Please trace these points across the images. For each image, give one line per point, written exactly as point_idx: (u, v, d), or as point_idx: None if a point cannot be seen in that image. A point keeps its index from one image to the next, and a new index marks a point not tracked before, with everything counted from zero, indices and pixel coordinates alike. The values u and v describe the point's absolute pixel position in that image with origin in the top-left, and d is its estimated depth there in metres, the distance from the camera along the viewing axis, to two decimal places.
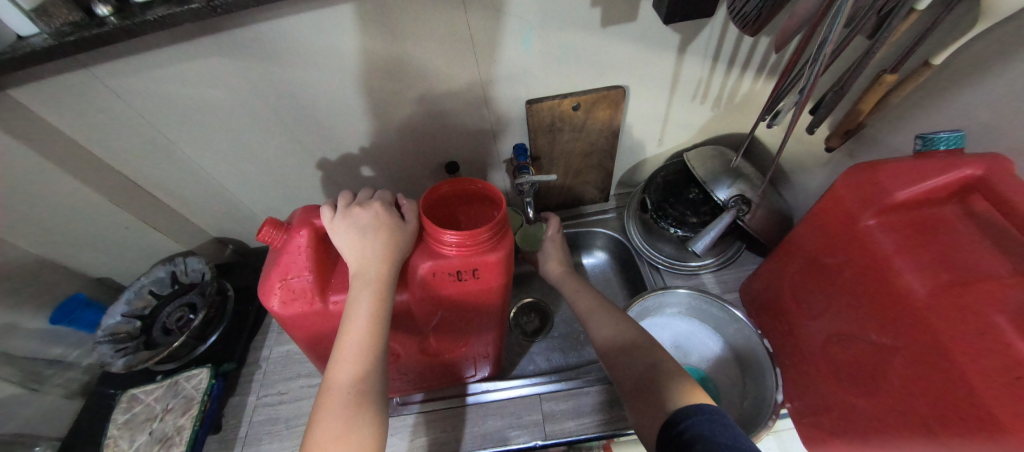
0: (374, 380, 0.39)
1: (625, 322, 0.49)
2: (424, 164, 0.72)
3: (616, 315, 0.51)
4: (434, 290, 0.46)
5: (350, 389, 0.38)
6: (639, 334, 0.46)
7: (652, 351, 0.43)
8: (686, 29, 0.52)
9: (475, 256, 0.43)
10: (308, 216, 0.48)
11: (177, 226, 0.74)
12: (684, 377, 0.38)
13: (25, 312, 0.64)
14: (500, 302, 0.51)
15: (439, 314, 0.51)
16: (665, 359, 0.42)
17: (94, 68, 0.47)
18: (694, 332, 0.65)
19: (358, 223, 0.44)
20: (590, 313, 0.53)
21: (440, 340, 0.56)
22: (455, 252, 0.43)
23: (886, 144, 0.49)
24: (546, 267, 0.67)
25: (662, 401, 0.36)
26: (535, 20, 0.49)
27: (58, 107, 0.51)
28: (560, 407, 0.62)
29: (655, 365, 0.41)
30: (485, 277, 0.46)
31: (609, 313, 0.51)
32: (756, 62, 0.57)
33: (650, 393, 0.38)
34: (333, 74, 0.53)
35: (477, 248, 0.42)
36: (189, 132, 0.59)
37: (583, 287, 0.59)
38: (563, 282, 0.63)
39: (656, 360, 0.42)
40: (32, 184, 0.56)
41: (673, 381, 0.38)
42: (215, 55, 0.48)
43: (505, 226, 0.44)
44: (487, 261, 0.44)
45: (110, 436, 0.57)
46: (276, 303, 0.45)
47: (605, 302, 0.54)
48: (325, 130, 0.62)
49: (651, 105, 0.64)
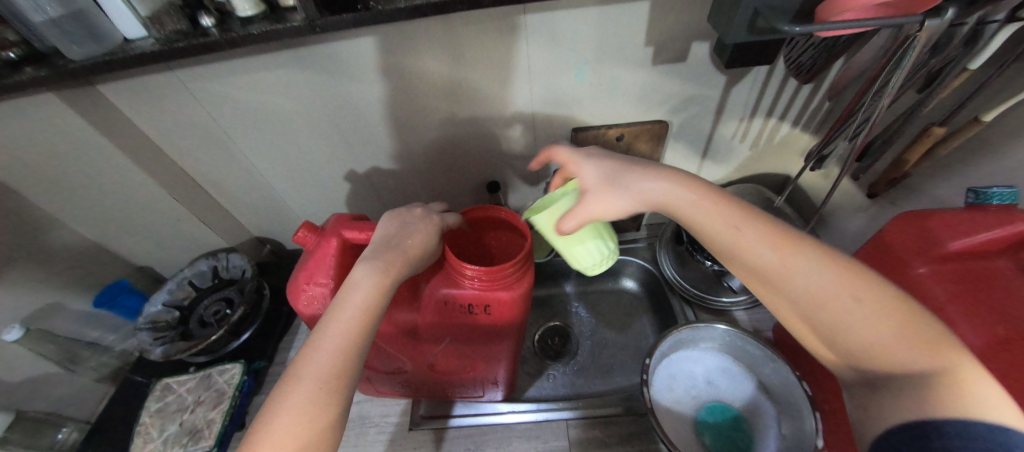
0: (347, 376, 0.31)
1: (849, 297, 0.28)
2: (464, 183, 0.74)
3: (842, 278, 0.29)
4: (446, 317, 0.47)
5: (322, 382, 0.30)
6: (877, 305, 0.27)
7: (899, 343, 0.26)
8: (732, 72, 0.55)
9: (490, 294, 0.43)
10: (342, 223, 0.47)
11: (225, 223, 0.77)
12: (954, 374, 0.24)
13: (70, 293, 0.67)
14: (512, 338, 0.50)
15: (447, 339, 0.50)
16: (916, 355, 0.25)
17: (180, 71, 0.51)
18: (730, 369, 0.58)
19: (406, 231, 0.42)
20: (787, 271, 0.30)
21: (447, 360, 0.53)
22: (472, 286, 0.43)
23: (931, 195, 0.49)
24: (619, 206, 0.37)
25: (890, 414, 0.25)
26: (590, 56, 0.53)
27: (139, 103, 0.55)
28: (587, 435, 0.60)
29: (899, 362, 0.26)
30: (498, 313, 0.46)
31: (827, 276, 0.29)
32: (798, 108, 0.59)
33: (878, 396, 0.27)
34: (394, 92, 0.56)
35: (493, 284, 0.42)
36: (250, 137, 0.62)
37: (742, 220, 0.33)
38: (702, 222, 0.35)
39: (911, 368, 0.25)
40: (105, 171, 0.60)
41: (930, 388, 0.24)
42: (292, 67, 0.52)
43: (527, 265, 0.44)
44: (501, 299, 0.43)
45: (142, 423, 0.57)
46: (302, 304, 0.47)
47: (808, 252, 0.30)
48: (374, 143, 0.65)
49: (691, 140, 0.66)
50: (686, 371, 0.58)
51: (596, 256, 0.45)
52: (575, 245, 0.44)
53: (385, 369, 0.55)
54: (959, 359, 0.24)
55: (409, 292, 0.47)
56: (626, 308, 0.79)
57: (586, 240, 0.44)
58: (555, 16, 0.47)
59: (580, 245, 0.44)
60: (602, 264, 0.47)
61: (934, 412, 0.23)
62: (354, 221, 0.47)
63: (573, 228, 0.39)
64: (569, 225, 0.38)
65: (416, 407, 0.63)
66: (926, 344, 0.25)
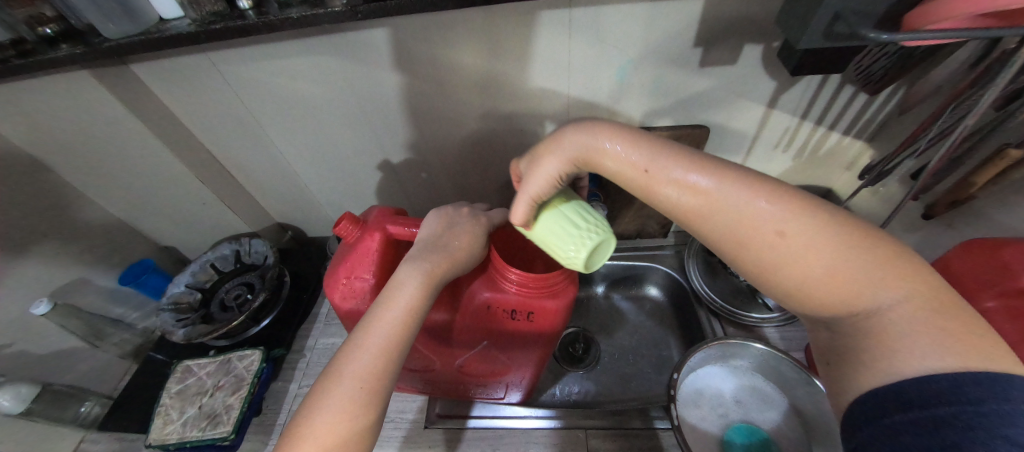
0: (388, 380, 0.31)
1: (772, 233, 0.26)
2: (491, 179, 0.72)
3: (779, 211, 0.26)
4: (485, 321, 0.46)
5: (363, 382, 0.30)
6: (811, 239, 0.25)
7: (861, 281, 0.24)
8: (781, 77, 0.52)
9: (534, 300, 0.42)
10: (385, 217, 0.46)
11: (249, 208, 0.77)
12: (911, 303, 0.23)
13: (98, 270, 0.68)
14: (548, 345, 0.48)
15: (482, 343, 0.49)
16: (878, 289, 0.24)
17: (213, 53, 0.51)
18: (758, 389, 0.56)
19: (456, 231, 0.40)
20: (712, 211, 0.28)
21: (477, 362, 0.52)
22: (515, 291, 0.42)
23: (998, 221, 0.45)
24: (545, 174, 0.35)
25: (871, 370, 0.24)
26: (633, 54, 0.50)
27: (171, 84, 0.55)
28: (606, 447, 0.56)
29: (858, 299, 0.24)
30: (540, 321, 0.44)
31: (763, 213, 0.26)
32: (849, 117, 0.56)
33: (840, 344, 0.26)
34: (426, 83, 0.54)
35: (538, 292, 0.41)
36: (277, 123, 0.62)
37: (662, 156, 0.30)
38: (627, 172, 0.31)
39: (874, 304, 0.24)
40: (134, 152, 0.60)
41: (900, 330, 0.23)
42: (323, 53, 0.51)
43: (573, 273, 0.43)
44: (545, 306, 0.42)
45: (162, 404, 0.58)
46: (337, 297, 0.46)
47: (733, 186, 0.27)
48: (401, 135, 0.63)
49: (730, 146, 0.63)
50: (713, 387, 0.56)
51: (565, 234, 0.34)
52: (536, 229, 0.36)
53: (413, 366, 0.54)
54: (912, 285, 0.23)
55: (450, 293, 0.46)
56: (648, 317, 0.76)
57: (539, 221, 0.36)
58: (601, 9, 0.45)
59: (540, 228, 0.36)
60: (584, 244, 0.33)
61: (921, 357, 0.22)
62: (397, 216, 0.46)
63: (526, 213, 0.35)
64: (519, 210, 0.35)
65: (430, 408, 0.62)
66: (885, 275, 0.24)
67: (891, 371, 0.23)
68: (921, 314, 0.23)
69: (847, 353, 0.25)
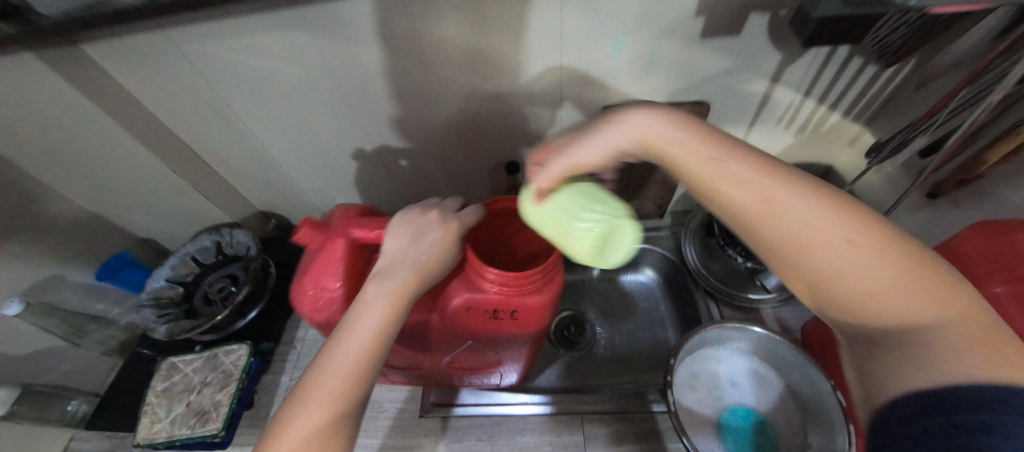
0: (356, 404, 0.29)
1: (838, 235, 0.23)
2: (482, 162, 0.69)
3: (836, 214, 0.24)
4: (468, 321, 0.44)
5: (327, 409, 0.28)
6: (876, 242, 0.23)
7: (915, 295, 0.21)
8: (788, 48, 0.49)
9: (516, 298, 0.39)
10: (348, 220, 0.44)
11: (229, 197, 0.73)
12: (963, 323, 0.20)
13: (72, 266, 0.65)
14: (537, 339, 0.47)
15: (468, 341, 0.47)
16: (931, 306, 0.21)
17: (170, 30, 0.46)
18: (755, 371, 0.56)
19: (424, 234, 0.38)
20: (776, 202, 0.25)
21: (465, 358, 0.51)
22: (495, 290, 0.39)
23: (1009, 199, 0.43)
24: (599, 145, 0.32)
25: (904, 377, 0.21)
26: (630, 24, 0.46)
27: (127, 66, 0.50)
28: (603, 431, 0.56)
29: (907, 314, 0.21)
30: (524, 318, 0.42)
31: (828, 212, 0.24)
32: (857, 90, 0.53)
33: (877, 351, 0.23)
34: (406, 60, 0.50)
35: (520, 291, 0.39)
36: (250, 106, 0.57)
37: (730, 147, 0.28)
38: (683, 155, 0.29)
39: (924, 320, 0.21)
40: (96, 141, 0.56)
41: (951, 347, 0.20)
42: (291, 28, 0.46)
43: (555, 267, 0.40)
44: (529, 303, 0.40)
45: (148, 403, 0.56)
46: (307, 309, 0.44)
47: (799, 186, 0.25)
48: (385, 116, 0.59)
49: (731, 122, 0.60)
50: (710, 371, 0.56)
51: (583, 211, 0.33)
52: (550, 204, 0.34)
53: (399, 364, 0.52)
54: (964, 308, 0.21)
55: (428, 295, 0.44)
56: (644, 299, 0.76)
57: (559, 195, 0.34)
58: None
59: (557, 201, 0.34)
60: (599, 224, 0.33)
61: (961, 368, 0.19)
62: (361, 218, 0.44)
63: (552, 182, 0.34)
64: (545, 179, 0.34)
65: (424, 396, 0.61)
66: (938, 292, 0.21)
67: (934, 379, 0.20)
68: (972, 336, 0.20)
69: (876, 363, 0.23)
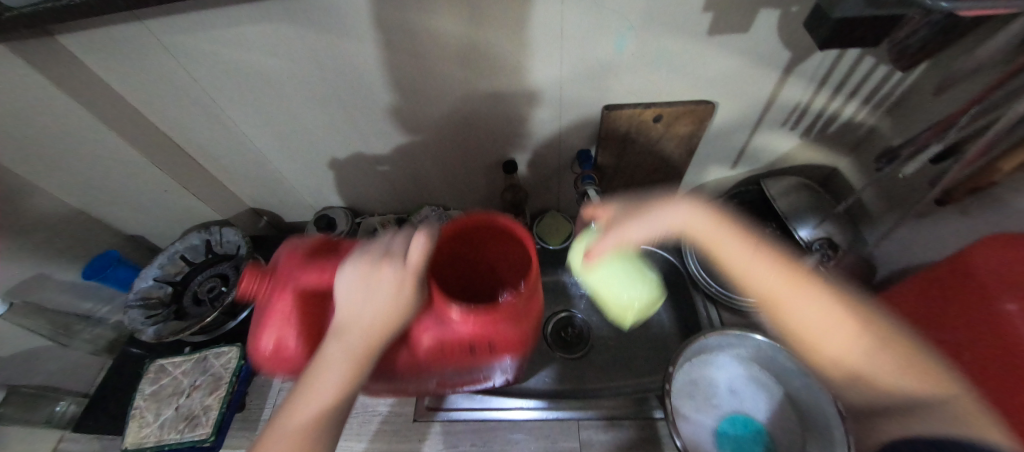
0: None
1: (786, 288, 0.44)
2: (479, 160, 0.67)
3: (782, 280, 0.45)
4: (442, 353, 0.38)
5: None
6: (800, 295, 0.44)
7: None
8: (799, 48, 0.47)
9: (488, 332, 0.33)
10: (293, 265, 0.39)
11: (220, 193, 0.72)
12: None
13: (59, 265, 0.63)
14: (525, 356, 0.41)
15: (450, 366, 0.42)
16: None
17: (151, 22, 0.43)
18: (755, 379, 0.55)
19: (371, 283, 0.32)
20: (746, 269, 0.48)
21: (451, 378, 0.46)
22: (461, 325, 0.32)
23: None
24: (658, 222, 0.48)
25: None
26: (636, 19, 0.43)
27: (106, 59, 0.47)
28: (599, 437, 0.56)
29: None
30: (505, 345, 0.36)
31: (782, 284, 0.45)
32: (867, 90, 0.52)
33: None
34: (400, 55, 0.48)
35: (491, 325, 0.32)
36: (239, 101, 0.55)
37: (739, 239, 0.49)
38: (710, 241, 0.50)
39: None
40: (76, 137, 0.54)
41: None
42: (276, 21, 0.43)
43: (532, 292, 0.34)
44: (505, 334, 0.34)
45: (137, 406, 0.55)
46: (263, 355, 0.41)
47: (759, 259, 0.47)
48: (379, 112, 0.57)
49: (736, 121, 0.59)
50: (707, 377, 0.55)
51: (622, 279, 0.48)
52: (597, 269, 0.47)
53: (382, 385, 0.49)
54: None
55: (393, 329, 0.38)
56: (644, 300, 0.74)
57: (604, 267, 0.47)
58: None
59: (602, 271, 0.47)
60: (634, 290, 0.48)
61: None
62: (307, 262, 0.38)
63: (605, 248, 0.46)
64: (601, 246, 0.46)
65: (419, 400, 0.60)
66: None
67: None
68: None
69: None
